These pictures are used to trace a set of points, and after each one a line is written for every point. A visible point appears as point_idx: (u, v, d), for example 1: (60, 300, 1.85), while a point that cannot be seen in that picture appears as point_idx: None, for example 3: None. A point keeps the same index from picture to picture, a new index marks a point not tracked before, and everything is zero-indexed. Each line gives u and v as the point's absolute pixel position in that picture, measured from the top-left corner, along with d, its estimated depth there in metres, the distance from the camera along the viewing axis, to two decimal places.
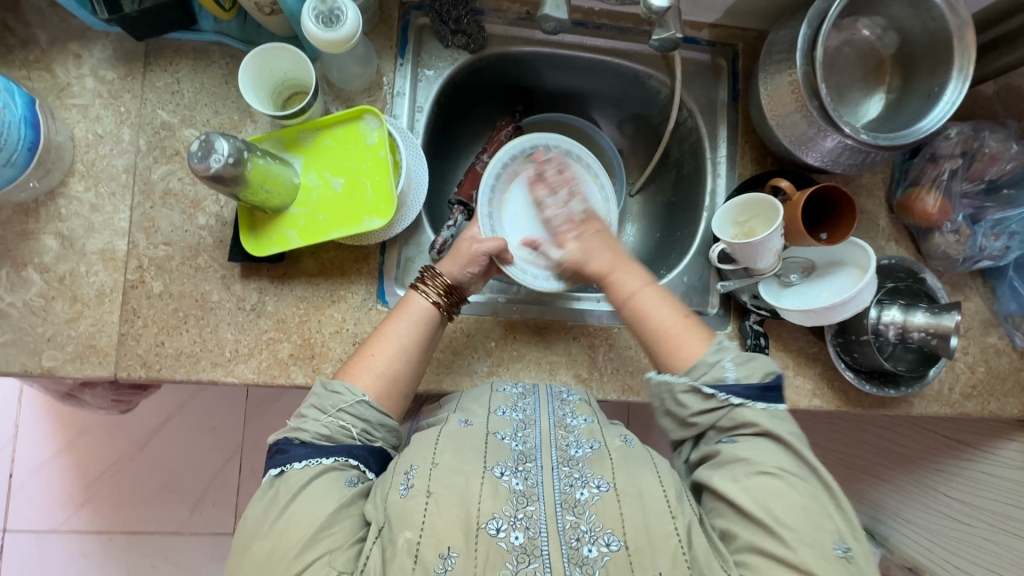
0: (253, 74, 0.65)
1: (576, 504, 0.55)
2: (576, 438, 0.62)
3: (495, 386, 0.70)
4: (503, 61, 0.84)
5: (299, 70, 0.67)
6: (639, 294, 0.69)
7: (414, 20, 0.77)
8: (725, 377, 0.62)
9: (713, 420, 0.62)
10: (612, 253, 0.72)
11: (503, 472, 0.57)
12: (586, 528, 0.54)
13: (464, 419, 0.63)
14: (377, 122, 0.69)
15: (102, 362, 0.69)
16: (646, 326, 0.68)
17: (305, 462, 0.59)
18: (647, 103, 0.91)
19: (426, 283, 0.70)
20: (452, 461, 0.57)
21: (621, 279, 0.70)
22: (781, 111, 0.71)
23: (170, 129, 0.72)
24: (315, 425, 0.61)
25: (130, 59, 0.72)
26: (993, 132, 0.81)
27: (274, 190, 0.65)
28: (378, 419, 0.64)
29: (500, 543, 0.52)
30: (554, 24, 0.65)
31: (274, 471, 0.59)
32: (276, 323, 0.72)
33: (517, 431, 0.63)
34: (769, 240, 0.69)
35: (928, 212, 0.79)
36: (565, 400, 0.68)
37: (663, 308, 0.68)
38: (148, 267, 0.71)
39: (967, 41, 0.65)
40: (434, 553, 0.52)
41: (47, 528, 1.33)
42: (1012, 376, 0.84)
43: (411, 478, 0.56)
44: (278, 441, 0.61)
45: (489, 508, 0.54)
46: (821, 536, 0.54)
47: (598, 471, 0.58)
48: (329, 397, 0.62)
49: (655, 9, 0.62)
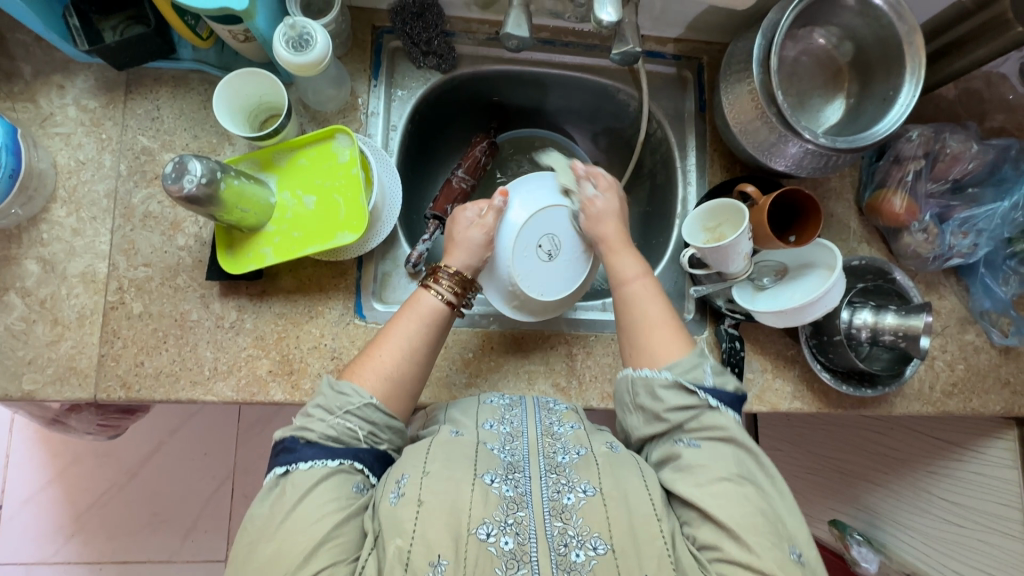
0: (236, 110, 0.70)
1: (563, 509, 0.55)
2: (563, 445, 0.62)
3: (483, 399, 0.69)
4: (476, 80, 0.86)
5: (267, 88, 0.69)
6: (632, 283, 0.71)
7: (388, 44, 0.80)
8: (704, 379, 0.63)
9: (685, 417, 0.62)
10: (621, 235, 0.75)
11: (494, 479, 0.57)
12: (574, 533, 0.54)
13: (455, 431, 0.63)
14: (348, 141, 0.70)
15: (82, 384, 0.70)
16: (635, 310, 0.70)
17: (310, 463, 0.59)
18: (619, 116, 0.93)
19: (438, 280, 0.70)
20: (443, 469, 0.57)
21: (621, 259, 0.73)
22: (743, 118, 0.73)
23: (150, 154, 0.74)
24: (322, 426, 0.61)
25: (111, 88, 0.75)
26: (955, 134, 0.82)
27: (249, 210, 0.67)
28: (384, 422, 0.64)
29: (489, 548, 0.52)
30: (517, 42, 0.68)
31: (278, 469, 0.59)
32: (254, 340, 0.73)
33: (505, 443, 0.62)
34: (738, 243, 0.70)
35: (896, 213, 0.80)
36: (553, 410, 0.68)
37: (652, 298, 0.70)
38: (128, 288, 0.72)
39: (916, 46, 0.68)
40: (424, 560, 0.51)
41: (37, 560, 1.31)
42: (991, 373, 0.85)
43: (402, 486, 0.56)
44: (285, 439, 0.61)
45: (478, 514, 0.54)
46: (779, 541, 0.55)
47: (584, 476, 0.58)
48: (334, 398, 0.62)
49: (604, 24, 0.64)
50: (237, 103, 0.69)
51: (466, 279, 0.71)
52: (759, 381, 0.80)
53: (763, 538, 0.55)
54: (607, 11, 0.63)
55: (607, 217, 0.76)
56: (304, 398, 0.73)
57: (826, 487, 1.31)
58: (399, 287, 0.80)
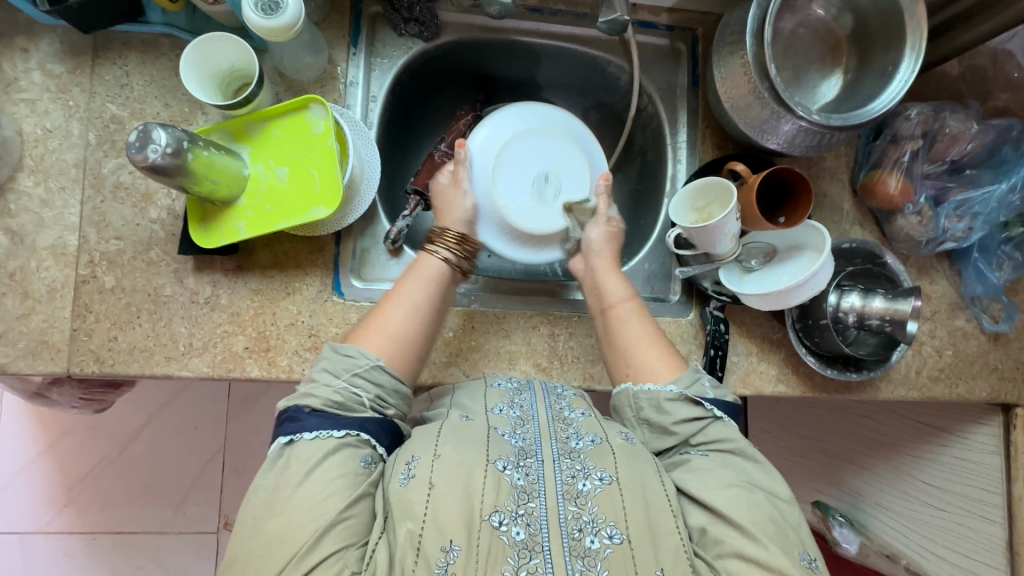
0: (207, 86, 0.67)
1: (578, 495, 0.54)
2: (576, 432, 0.60)
3: (490, 383, 0.68)
4: (461, 50, 0.83)
5: (225, 53, 0.66)
6: (621, 304, 0.71)
7: (367, 9, 0.76)
8: (707, 392, 0.64)
9: (692, 430, 0.62)
10: (610, 257, 0.76)
11: (506, 466, 0.55)
12: (589, 519, 0.53)
13: (464, 415, 0.62)
14: (323, 111, 0.67)
15: (54, 358, 0.69)
16: (618, 338, 0.70)
17: (314, 433, 0.57)
18: (609, 90, 0.90)
19: (436, 241, 0.71)
20: (454, 454, 0.56)
21: (606, 284, 0.73)
22: (735, 94, 0.70)
23: (119, 123, 0.72)
24: (326, 392, 0.60)
25: (78, 53, 0.72)
26: (955, 113, 0.79)
27: (220, 182, 0.64)
28: (391, 385, 0.63)
29: (502, 537, 0.51)
30: (498, 8, 0.66)
31: (282, 439, 0.58)
32: (230, 316, 0.72)
33: (515, 428, 0.60)
34: (725, 223, 0.68)
35: (890, 194, 0.78)
36: (560, 396, 0.66)
37: (638, 323, 0.70)
38: (99, 262, 0.71)
39: (918, 18, 0.65)
40: (436, 546, 0.50)
41: (30, 530, 1.33)
42: (978, 359, 0.85)
43: (412, 468, 0.55)
44: (288, 407, 0.59)
45: (491, 502, 0.52)
46: (789, 548, 0.55)
47: (600, 464, 0.56)
48: (341, 360, 0.62)
49: None
50: (211, 86, 0.68)
51: (467, 241, 0.73)
52: (743, 364, 0.79)
53: (773, 542, 0.55)
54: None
55: (603, 248, 0.76)
56: (281, 375, 0.72)
57: (812, 469, 1.33)
58: (378, 264, 0.78)
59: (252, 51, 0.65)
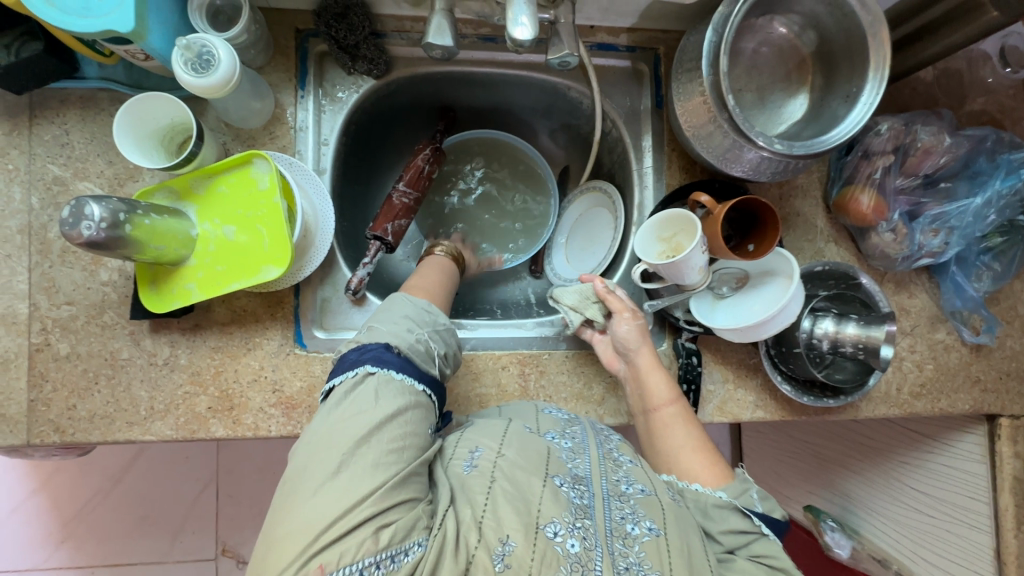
0: (137, 129, 0.63)
1: (626, 535, 0.55)
2: (626, 476, 0.62)
3: (541, 408, 0.69)
4: (415, 82, 0.81)
5: (158, 114, 0.64)
6: (664, 406, 0.70)
7: (313, 47, 0.74)
8: (754, 505, 0.64)
9: (739, 540, 0.61)
10: (651, 353, 0.72)
11: (563, 483, 0.57)
12: (635, 561, 0.54)
13: (526, 427, 0.63)
14: (266, 165, 0.65)
15: (13, 430, 0.67)
16: (662, 438, 0.69)
17: (401, 374, 0.60)
18: (574, 113, 0.88)
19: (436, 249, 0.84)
20: (518, 459, 0.57)
21: (651, 385, 0.70)
22: (696, 122, 0.68)
23: (63, 184, 0.69)
24: (413, 338, 0.64)
25: (14, 113, 0.69)
26: (926, 125, 0.77)
27: (165, 247, 0.62)
28: (452, 351, 0.69)
29: (556, 547, 0.51)
30: (441, 51, 0.62)
31: (369, 367, 0.59)
32: (191, 377, 0.70)
33: (568, 455, 0.61)
34: (691, 258, 0.65)
35: (863, 211, 0.75)
36: (609, 438, 0.67)
37: (680, 426, 0.69)
38: (52, 329, 0.69)
39: (881, 37, 0.62)
40: (495, 537, 0.50)
41: (29, 567, 1.30)
42: (960, 372, 0.83)
43: (475, 458, 0.58)
44: (374, 346, 0.61)
45: (549, 512, 0.53)
46: None
47: (650, 513, 0.57)
48: (425, 313, 0.67)
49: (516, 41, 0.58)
50: (150, 150, 0.65)
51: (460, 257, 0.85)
52: (720, 392, 0.78)
53: None
54: (523, 26, 0.56)
55: (640, 343, 0.73)
56: (247, 433, 0.70)
57: (804, 472, 1.32)
58: (340, 312, 0.77)
59: (186, 106, 0.62)
